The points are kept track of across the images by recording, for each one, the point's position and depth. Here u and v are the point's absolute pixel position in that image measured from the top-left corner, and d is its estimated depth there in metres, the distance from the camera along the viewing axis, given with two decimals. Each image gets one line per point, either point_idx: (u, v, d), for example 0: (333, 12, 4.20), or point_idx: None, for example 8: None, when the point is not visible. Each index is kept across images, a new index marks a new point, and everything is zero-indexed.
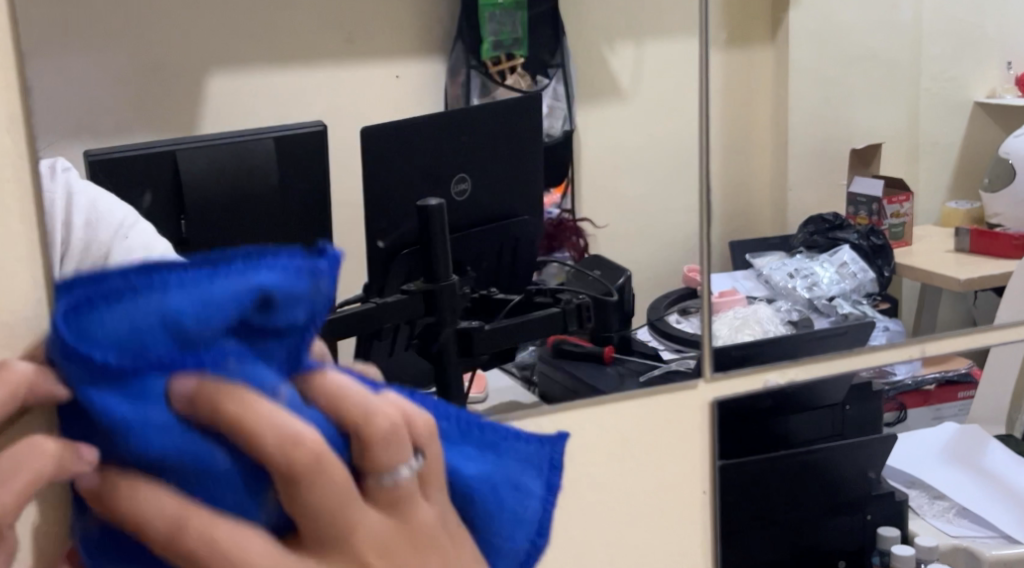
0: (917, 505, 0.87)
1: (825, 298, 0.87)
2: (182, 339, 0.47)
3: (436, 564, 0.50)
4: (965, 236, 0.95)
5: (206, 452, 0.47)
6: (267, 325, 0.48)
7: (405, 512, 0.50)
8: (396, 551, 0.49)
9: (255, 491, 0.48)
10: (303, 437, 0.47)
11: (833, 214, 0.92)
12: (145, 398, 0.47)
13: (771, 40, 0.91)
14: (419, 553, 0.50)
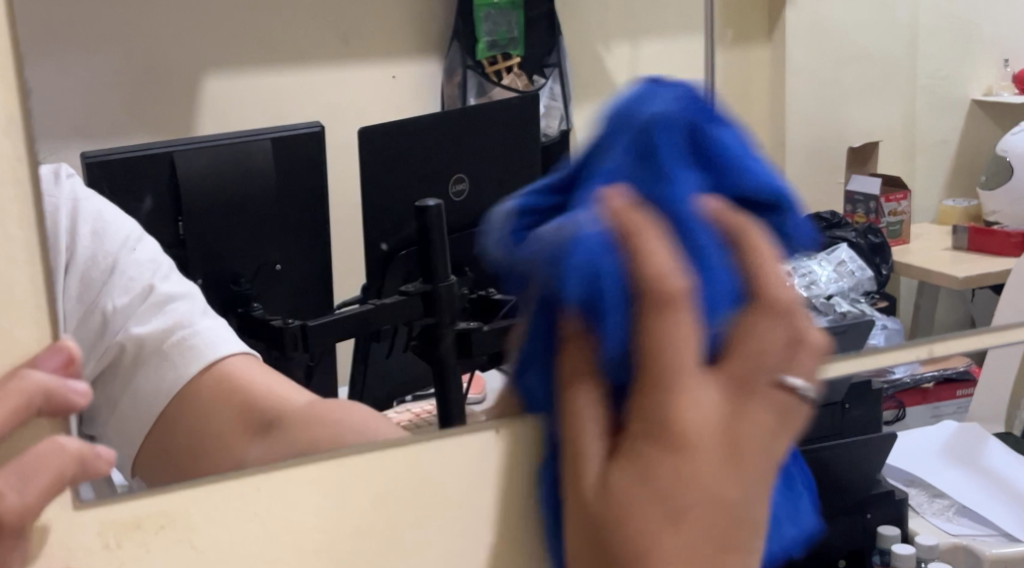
0: (918, 503, 0.89)
1: (825, 297, 0.84)
2: (694, 157, 0.59)
3: (735, 520, 0.60)
4: (962, 234, 0.95)
5: (603, 256, 0.57)
6: (774, 228, 0.61)
7: (740, 396, 0.60)
8: (716, 456, 0.59)
9: (629, 309, 0.58)
10: (781, 275, 0.61)
11: (830, 212, 0.88)
12: (682, 166, 0.58)
13: (769, 39, 0.90)
14: (732, 476, 0.59)
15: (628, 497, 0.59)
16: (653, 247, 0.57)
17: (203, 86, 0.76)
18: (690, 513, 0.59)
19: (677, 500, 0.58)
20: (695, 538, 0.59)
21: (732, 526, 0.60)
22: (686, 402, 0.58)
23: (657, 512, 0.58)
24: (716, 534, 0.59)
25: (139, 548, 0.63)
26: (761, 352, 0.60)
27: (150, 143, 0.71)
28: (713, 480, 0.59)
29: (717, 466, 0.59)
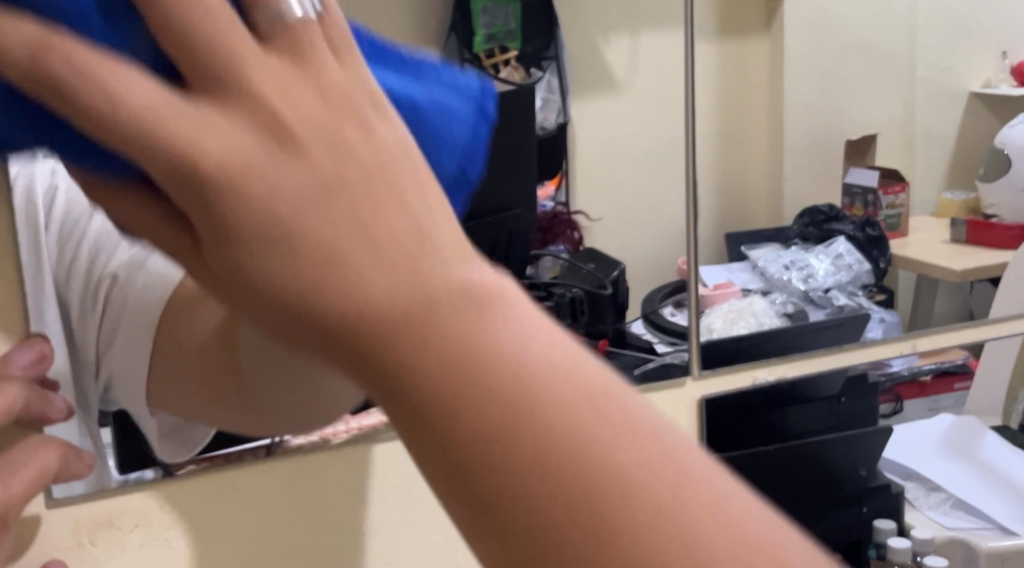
0: (914, 496, 0.87)
1: (821, 290, 0.88)
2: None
3: (410, 221, 0.43)
4: (961, 227, 0.98)
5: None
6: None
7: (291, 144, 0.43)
8: (290, 168, 0.42)
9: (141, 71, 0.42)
10: None
11: (828, 205, 0.91)
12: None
13: (766, 31, 0.89)
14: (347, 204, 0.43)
15: (267, 289, 0.42)
16: (83, 60, 0.42)
17: None
18: (469, 341, 0.42)
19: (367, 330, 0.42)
20: (455, 315, 0.43)
21: (407, 263, 0.43)
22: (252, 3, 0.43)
23: (340, 278, 0.42)
24: (459, 307, 0.43)
25: (113, 545, 0.66)
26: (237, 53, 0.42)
27: None
28: (375, 275, 0.42)
29: (360, 248, 0.42)
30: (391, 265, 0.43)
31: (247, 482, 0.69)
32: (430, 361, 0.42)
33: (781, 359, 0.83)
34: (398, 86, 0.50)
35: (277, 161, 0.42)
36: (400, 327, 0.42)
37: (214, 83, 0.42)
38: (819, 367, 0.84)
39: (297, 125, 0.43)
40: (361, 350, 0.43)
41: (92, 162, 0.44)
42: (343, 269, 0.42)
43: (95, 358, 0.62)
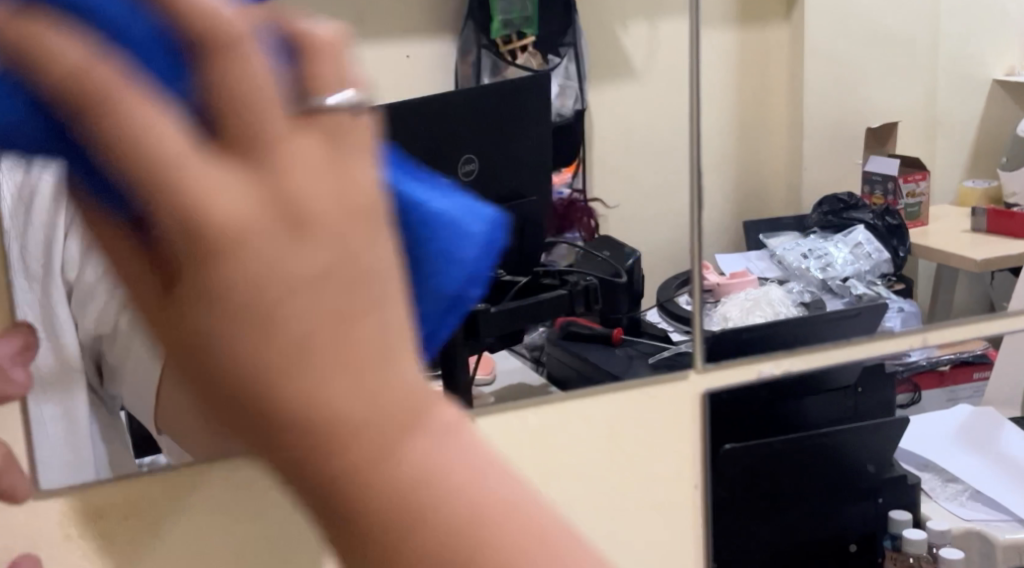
0: (930, 488, 0.85)
1: (839, 279, 0.84)
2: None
3: (359, 267, 0.32)
4: (983, 216, 0.92)
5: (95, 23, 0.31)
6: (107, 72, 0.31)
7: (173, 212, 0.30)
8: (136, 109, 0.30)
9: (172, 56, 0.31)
10: None
11: (847, 193, 0.90)
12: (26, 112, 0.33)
13: (787, 19, 0.89)
14: (322, 246, 0.32)
15: (240, 351, 0.31)
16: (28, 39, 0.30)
17: None
18: (349, 471, 0.32)
19: (282, 394, 0.31)
20: (342, 395, 0.32)
21: (357, 277, 0.32)
22: (195, 184, 0.30)
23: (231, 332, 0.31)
24: (371, 448, 0.33)
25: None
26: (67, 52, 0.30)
27: None
28: (296, 262, 0.31)
29: (281, 240, 0.31)
30: (331, 304, 0.32)
31: None
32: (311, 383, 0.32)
33: (788, 354, 0.76)
34: None
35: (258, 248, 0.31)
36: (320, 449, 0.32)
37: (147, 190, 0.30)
38: (824, 358, 0.77)
39: (249, 139, 0.31)
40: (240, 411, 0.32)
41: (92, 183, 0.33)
42: (280, 329, 0.31)
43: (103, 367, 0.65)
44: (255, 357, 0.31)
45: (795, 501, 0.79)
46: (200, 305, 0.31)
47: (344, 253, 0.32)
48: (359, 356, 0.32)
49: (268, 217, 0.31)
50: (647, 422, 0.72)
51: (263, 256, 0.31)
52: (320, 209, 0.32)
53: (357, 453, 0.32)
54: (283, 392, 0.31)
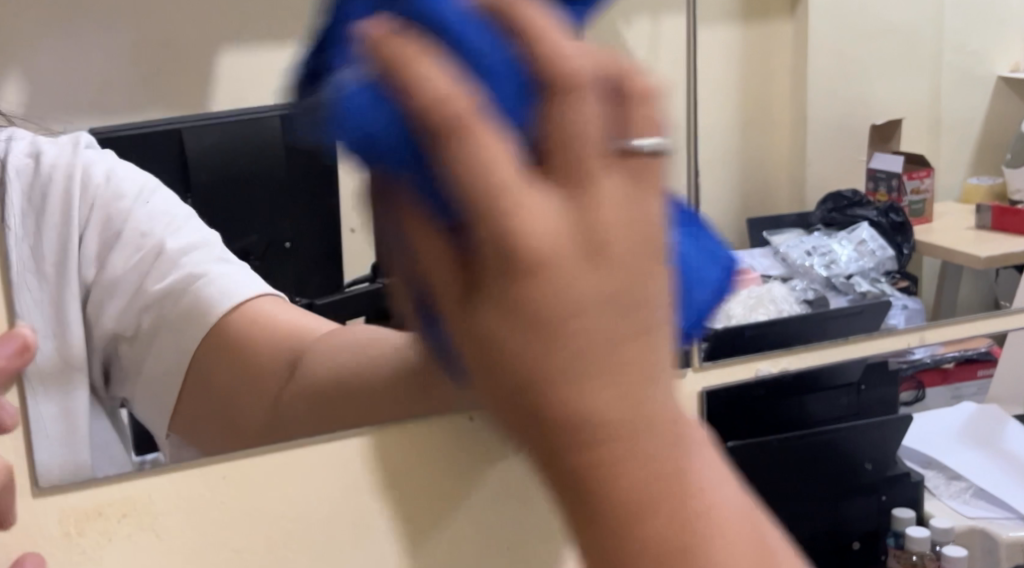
0: (933, 486, 0.85)
1: (842, 276, 0.86)
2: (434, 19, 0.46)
3: (634, 299, 0.46)
4: (987, 213, 0.93)
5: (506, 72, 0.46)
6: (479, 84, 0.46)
7: (582, 197, 0.46)
8: (567, 252, 0.45)
9: (528, 100, 0.46)
10: (457, 94, 0.44)
11: (851, 190, 0.91)
12: (354, 123, 0.47)
13: (791, 14, 0.88)
14: (615, 273, 0.46)
15: (540, 304, 0.45)
16: (398, 56, 0.44)
17: (217, 61, 0.72)
18: (600, 419, 0.46)
19: (569, 322, 0.45)
20: (607, 326, 0.46)
21: (632, 307, 0.46)
22: (524, 213, 0.45)
23: (542, 349, 0.45)
24: (616, 319, 0.46)
25: (101, 536, 0.68)
26: (432, 84, 0.44)
27: (154, 121, 0.71)
28: (586, 284, 0.45)
29: (580, 268, 0.45)
30: (614, 301, 0.46)
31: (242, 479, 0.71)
32: (583, 399, 0.46)
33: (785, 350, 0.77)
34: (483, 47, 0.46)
35: (585, 223, 0.45)
36: (598, 436, 0.47)
37: (446, 134, 0.44)
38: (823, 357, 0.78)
39: (613, 226, 0.46)
40: (517, 391, 0.46)
41: (434, 200, 0.47)
42: (572, 333, 0.45)
43: (112, 373, 0.70)
44: (522, 348, 0.46)
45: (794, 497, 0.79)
46: (497, 310, 0.46)
47: (599, 300, 0.46)
48: (630, 379, 0.47)
49: (574, 251, 0.45)
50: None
51: (564, 287, 0.45)
52: (617, 245, 0.46)
53: (603, 415, 0.46)
54: (548, 394, 0.46)
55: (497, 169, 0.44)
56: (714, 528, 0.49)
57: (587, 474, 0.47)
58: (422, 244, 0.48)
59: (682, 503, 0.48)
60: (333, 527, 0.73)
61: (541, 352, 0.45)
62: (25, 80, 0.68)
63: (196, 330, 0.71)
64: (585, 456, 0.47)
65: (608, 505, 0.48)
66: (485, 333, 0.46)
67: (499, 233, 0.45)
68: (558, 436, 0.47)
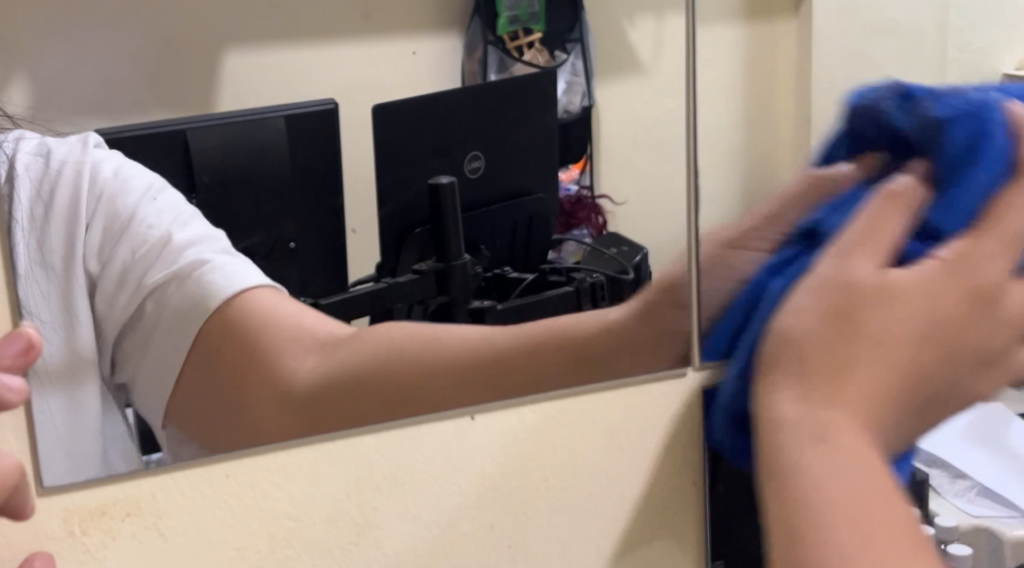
0: (938, 485, 0.85)
1: None
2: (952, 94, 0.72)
3: (956, 336, 0.69)
4: None
5: (995, 133, 0.69)
6: (967, 146, 0.69)
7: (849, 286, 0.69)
8: (862, 341, 0.68)
9: (1008, 172, 0.69)
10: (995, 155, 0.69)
11: None
12: (784, 276, 0.74)
13: None
14: (903, 344, 0.69)
15: (802, 344, 0.69)
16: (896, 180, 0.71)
17: (226, 60, 0.75)
18: (842, 408, 0.68)
19: (856, 363, 0.68)
20: (879, 374, 0.68)
21: (944, 339, 0.69)
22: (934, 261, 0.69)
23: (865, 350, 0.68)
24: (830, 377, 0.68)
25: (105, 535, 0.68)
26: (1006, 215, 0.69)
27: (160, 121, 0.73)
28: (878, 355, 0.68)
29: (871, 350, 0.68)
30: (836, 362, 0.68)
31: (246, 475, 0.70)
32: (856, 409, 0.68)
33: None
34: (1000, 135, 0.69)
35: (855, 349, 0.68)
36: (807, 447, 0.67)
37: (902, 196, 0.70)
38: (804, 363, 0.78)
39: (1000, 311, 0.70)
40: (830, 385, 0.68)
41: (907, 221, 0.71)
42: (855, 367, 0.68)
43: (113, 361, 0.70)
44: (881, 317, 0.68)
45: None
46: (885, 303, 0.68)
47: (920, 344, 0.69)
48: (882, 361, 0.68)
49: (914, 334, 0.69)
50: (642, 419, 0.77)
51: (868, 357, 0.68)
52: (987, 314, 0.69)
53: (835, 414, 0.67)
54: (794, 412, 0.68)
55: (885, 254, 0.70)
56: (888, 533, 0.65)
57: (790, 479, 0.67)
58: (848, 252, 0.70)
59: (881, 514, 0.66)
60: (333, 526, 0.72)
61: (852, 382, 0.68)
62: (29, 80, 0.69)
63: (195, 321, 0.72)
64: (854, 393, 0.68)
65: (795, 497, 0.67)
66: (811, 329, 0.69)
67: (881, 231, 0.70)
68: (818, 396, 0.68)
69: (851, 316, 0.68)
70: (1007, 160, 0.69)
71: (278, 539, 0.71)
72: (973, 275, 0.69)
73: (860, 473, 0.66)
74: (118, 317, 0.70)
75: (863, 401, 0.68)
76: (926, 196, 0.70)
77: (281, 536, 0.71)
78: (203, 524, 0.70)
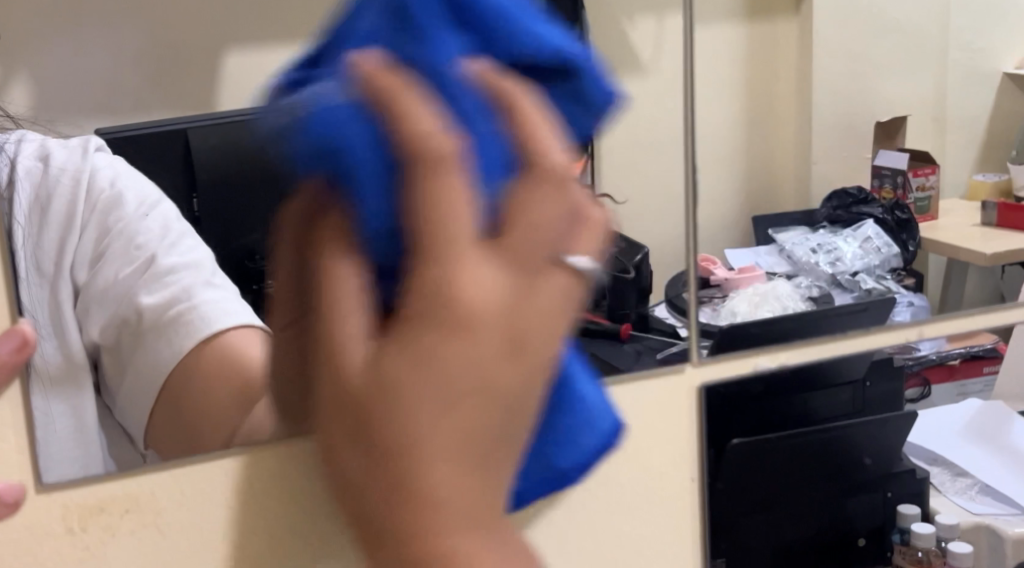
0: (939, 482, 0.84)
1: (848, 274, 0.84)
2: (400, 17, 0.55)
3: (527, 341, 0.55)
4: (992, 209, 0.91)
5: (338, 134, 0.53)
6: (461, 113, 0.54)
7: (522, 280, 0.55)
8: (496, 336, 0.54)
9: (507, 174, 0.55)
10: (534, 140, 0.56)
11: (856, 188, 0.90)
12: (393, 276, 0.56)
13: (795, 12, 0.89)
14: (482, 364, 0.53)
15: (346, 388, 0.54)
16: (523, 112, 0.55)
17: (226, 59, 0.72)
18: (443, 499, 0.53)
19: (412, 456, 0.53)
20: (452, 468, 0.53)
21: (525, 349, 0.55)
22: (467, 285, 0.53)
23: (423, 416, 0.53)
24: (378, 460, 0.53)
25: (104, 532, 0.66)
26: (537, 222, 0.55)
27: (162, 121, 0.72)
28: (440, 427, 0.53)
29: (507, 362, 0.54)
30: (437, 443, 0.53)
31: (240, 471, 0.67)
32: (428, 495, 0.53)
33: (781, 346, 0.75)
34: (485, 141, 0.55)
35: (528, 310, 0.55)
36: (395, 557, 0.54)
37: (424, 162, 0.52)
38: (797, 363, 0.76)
39: (529, 340, 0.55)
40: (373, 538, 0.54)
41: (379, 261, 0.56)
42: (416, 465, 0.53)
43: (102, 381, 0.67)
44: (415, 422, 0.53)
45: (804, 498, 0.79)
46: (397, 402, 0.53)
47: (486, 397, 0.54)
48: (448, 426, 0.53)
49: (504, 342, 0.54)
50: (648, 416, 0.72)
51: (406, 414, 0.53)
52: (534, 342, 0.55)
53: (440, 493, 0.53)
54: (369, 497, 0.54)
55: (481, 308, 0.53)
56: None
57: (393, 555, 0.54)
58: (424, 274, 0.53)
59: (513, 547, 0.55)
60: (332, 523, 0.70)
61: (398, 472, 0.53)
62: (30, 81, 0.69)
63: (172, 355, 0.68)
64: (412, 489, 0.53)
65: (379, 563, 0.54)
66: (372, 381, 0.53)
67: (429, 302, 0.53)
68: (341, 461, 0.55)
69: (457, 322, 0.53)
70: (497, 109, 0.55)
71: (275, 539, 0.69)
72: (445, 304, 0.53)
73: (473, 528, 0.54)
74: (106, 334, 0.67)
75: (475, 499, 0.54)
76: (530, 205, 0.55)
77: (279, 534, 0.69)
78: (200, 522, 0.67)
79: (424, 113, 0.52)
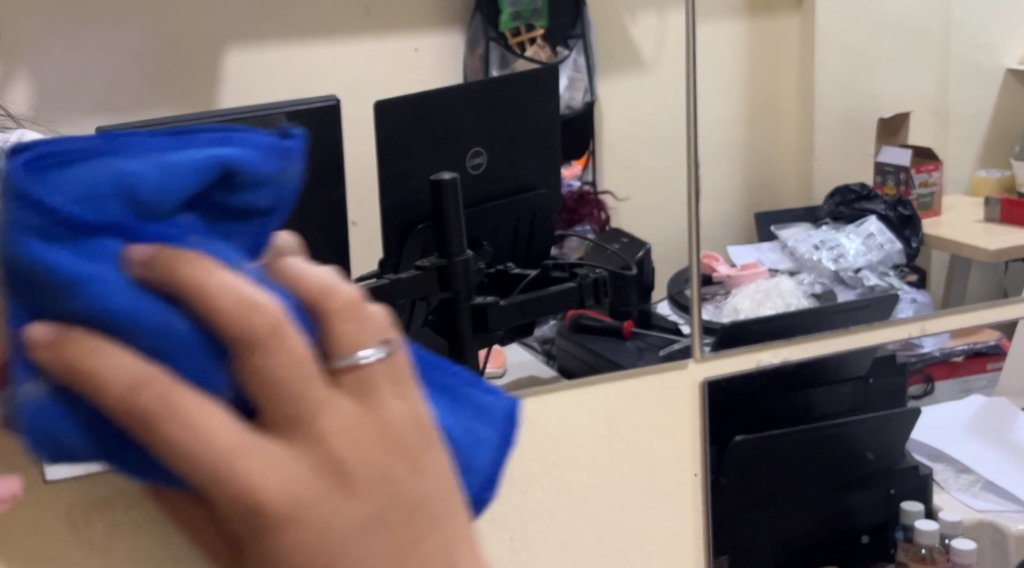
0: (942, 479, 0.84)
1: (851, 270, 0.84)
2: (143, 210, 0.40)
3: (408, 508, 0.42)
4: (995, 205, 0.91)
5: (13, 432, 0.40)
6: (235, 205, 0.42)
7: (309, 432, 0.40)
8: (318, 487, 0.40)
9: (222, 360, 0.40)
10: (336, 287, 0.41)
11: (859, 184, 0.90)
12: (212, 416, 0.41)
13: (796, 8, 0.89)
14: (370, 498, 0.41)
15: None
16: (233, 280, 0.39)
17: (226, 60, 0.79)
18: None
19: None
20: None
21: (405, 517, 0.42)
22: (248, 476, 0.39)
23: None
24: None
25: (106, 525, 0.61)
26: (361, 340, 0.41)
27: (162, 119, 0.72)
28: (343, 518, 0.41)
29: (336, 501, 0.40)
30: None
31: None
32: None
33: (785, 341, 0.75)
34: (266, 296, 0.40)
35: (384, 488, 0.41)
36: None
37: (244, 342, 0.39)
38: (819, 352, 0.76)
39: (360, 468, 0.41)
40: None
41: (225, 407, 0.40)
42: None
43: None
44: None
45: (802, 493, 0.79)
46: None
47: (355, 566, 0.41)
48: None
49: (319, 485, 0.40)
50: (648, 414, 0.71)
51: (332, 549, 0.40)
52: (360, 470, 0.41)
53: None
54: None
55: (339, 465, 0.40)
56: None
57: None
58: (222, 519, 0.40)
59: None
60: None
61: None
62: (29, 82, 0.74)
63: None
64: None
65: None
66: (272, 506, 0.39)
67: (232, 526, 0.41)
68: None
69: (305, 511, 0.40)
70: (211, 238, 0.41)
71: None
72: (359, 458, 0.41)
73: None
74: None
75: None
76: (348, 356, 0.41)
77: None
78: None
79: (224, 281, 0.39)
